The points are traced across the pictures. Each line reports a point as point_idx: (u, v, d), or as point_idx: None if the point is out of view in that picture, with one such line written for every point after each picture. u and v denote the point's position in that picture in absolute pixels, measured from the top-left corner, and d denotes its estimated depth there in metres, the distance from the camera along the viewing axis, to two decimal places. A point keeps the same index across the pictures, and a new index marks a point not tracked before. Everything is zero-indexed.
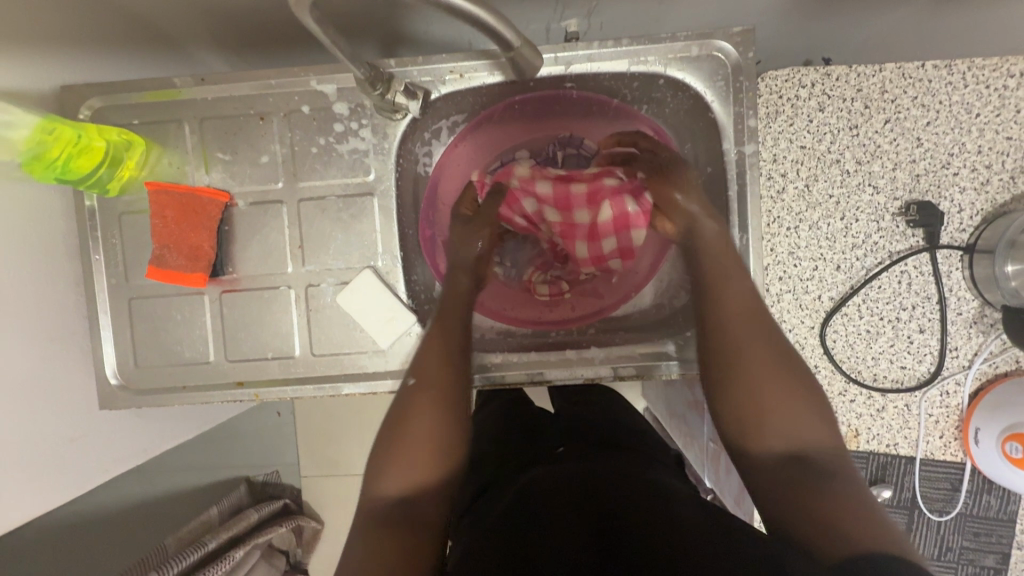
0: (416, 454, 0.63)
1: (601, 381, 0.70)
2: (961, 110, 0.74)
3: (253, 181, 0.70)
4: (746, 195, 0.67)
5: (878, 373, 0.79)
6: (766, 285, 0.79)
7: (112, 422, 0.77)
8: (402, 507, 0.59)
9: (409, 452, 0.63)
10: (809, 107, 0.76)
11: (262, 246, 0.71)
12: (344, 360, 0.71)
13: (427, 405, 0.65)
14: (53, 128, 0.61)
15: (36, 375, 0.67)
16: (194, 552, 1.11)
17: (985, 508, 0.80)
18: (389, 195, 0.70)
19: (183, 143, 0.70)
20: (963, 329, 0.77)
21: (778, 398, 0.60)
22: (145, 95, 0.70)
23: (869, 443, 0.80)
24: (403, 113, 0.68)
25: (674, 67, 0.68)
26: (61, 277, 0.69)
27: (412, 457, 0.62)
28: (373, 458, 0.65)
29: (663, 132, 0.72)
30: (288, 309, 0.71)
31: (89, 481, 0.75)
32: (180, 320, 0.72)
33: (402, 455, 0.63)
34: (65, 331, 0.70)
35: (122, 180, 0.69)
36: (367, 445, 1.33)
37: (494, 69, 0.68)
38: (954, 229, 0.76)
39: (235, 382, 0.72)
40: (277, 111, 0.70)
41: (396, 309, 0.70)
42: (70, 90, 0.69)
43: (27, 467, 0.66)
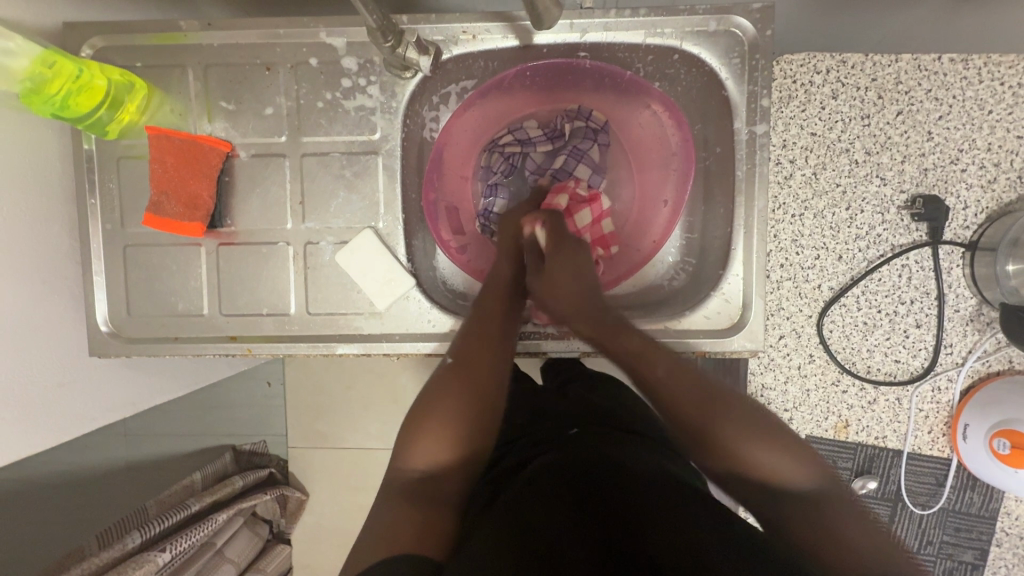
0: (448, 435, 0.62)
1: (597, 355, 0.69)
2: (974, 106, 0.74)
3: (256, 134, 0.69)
4: (754, 175, 0.67)
5: (872, 366, 0.79)
6: (767, 271, 0.79)
7: (100, 371, 0.76)
8: (429, 482, 0.59)
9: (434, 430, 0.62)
10: (823, 94, 0.75)
11: (262, 200, 0.70)
12: (339, 320, 0.70)
13: (455, 394, 0.64)
14: (52, 62, 0.59)
15: (26, 315, 0.65)
16: (177, 513, 1.10)
17: (967, 505, 0.80)
18: (394, 155, 0.69)
19: (186, 89, 0.69)
20: (959, 326, 0.77)
21: (725, 430, 0.57)
22: (149, 37, 0.68)
23: (858, 435, 0.81)
24: (413, 71, 0.67)
25: (689, 41, 0.67)
26: (54, 218, 0.68)
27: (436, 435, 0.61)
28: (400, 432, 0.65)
29: (675, 105, 0.71)
30: (286, 266, 0.70)
31: (78, 429, 0.74)
32: (175, 270, 0.71)
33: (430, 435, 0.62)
34: (55, 273, 0.69)
35: (121, 124, 0.68)
36: (356, 417, 1.32)
37: (509, 32, 0.67)
38: (958, 225, 0.76)
39: (228, 337, 0.71)
40: (284, 62, 0.68)
41: (395, 271, 0.69)
42: (72, 27, 0.67)
43: (15, 408, 0.65)
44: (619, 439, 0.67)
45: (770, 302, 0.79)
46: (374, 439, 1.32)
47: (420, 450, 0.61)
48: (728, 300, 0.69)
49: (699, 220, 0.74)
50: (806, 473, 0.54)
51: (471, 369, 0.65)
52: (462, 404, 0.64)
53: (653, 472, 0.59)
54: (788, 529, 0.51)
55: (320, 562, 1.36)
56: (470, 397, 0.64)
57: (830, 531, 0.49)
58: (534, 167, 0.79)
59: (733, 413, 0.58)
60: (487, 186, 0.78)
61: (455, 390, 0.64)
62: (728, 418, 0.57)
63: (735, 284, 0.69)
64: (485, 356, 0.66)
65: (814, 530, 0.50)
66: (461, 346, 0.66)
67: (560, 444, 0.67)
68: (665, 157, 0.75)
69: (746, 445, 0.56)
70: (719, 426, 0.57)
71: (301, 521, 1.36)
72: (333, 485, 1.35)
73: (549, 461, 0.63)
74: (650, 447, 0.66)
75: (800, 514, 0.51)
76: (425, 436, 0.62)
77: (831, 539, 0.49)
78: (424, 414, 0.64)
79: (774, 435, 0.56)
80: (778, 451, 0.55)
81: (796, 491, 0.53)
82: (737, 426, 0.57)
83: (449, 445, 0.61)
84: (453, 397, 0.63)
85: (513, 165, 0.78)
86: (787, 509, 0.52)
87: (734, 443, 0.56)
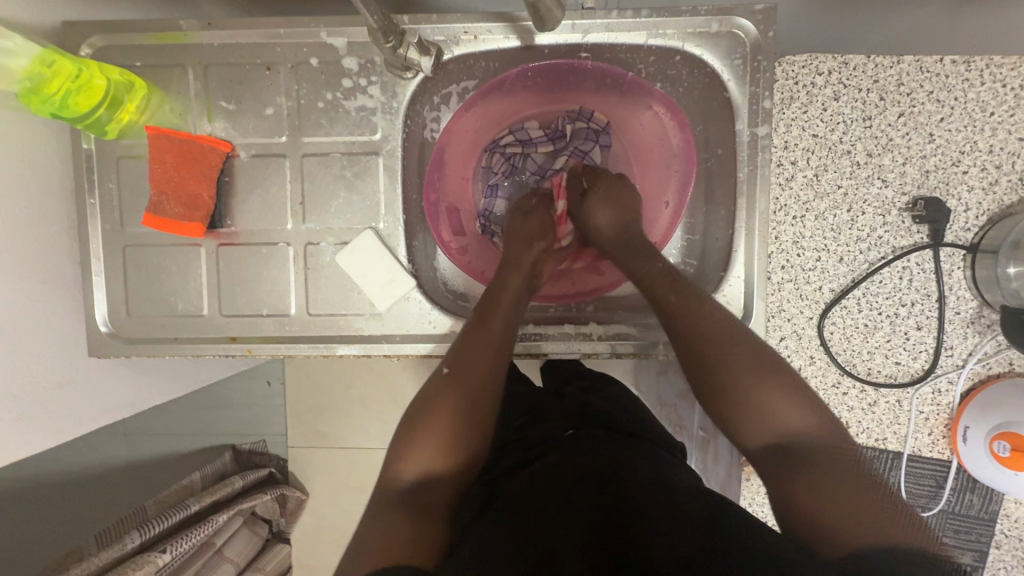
0: (440, 439, 0.61)
1: (598, 357, 0.70)
2: (976, 108, 0.74)
3: (257, 133, 0.69)
4: (756, 177, 0.66)
5: (872, 367, 0.79)
6: (768, 273, 0.79)
7: (100, 371, 0.76)
8: (420, 490, 0.59)
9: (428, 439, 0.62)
10: (825, 95, 0.75)
11: (263, 200, 0.70)
12: (339, 321, 0.70)
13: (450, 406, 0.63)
14: (52, 61, 0.59)
15: (25, 315, 0.65)
16: (177, 514, 1.10)
17: (967, 507, 0.80)
18: (395, 155, 0.69)
19: (186, 89, 0.69)
20: (960, 328, 0.77)
21: (745, 379, 0.59)
22: (149, 36, 0.68)
23: (858, 437, 0.81)
24: (414, 72, 0.66)
25: (691, 42, 0.67)
26: (53, 218, 0.68)
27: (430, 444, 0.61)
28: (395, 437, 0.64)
29: (677, 107, 0.71)
30: (286, 266, 0.70)
31: (77, 430, 0.74)
32: (174, 270, 0.71)
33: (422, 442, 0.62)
34: (54, 273, 0.69)
35: (120, 123, 0.67)
36: (356, 417, 1.32)
37: (511, 32, 0.67)
38: (959, 227, 0.76)
39: (228, 337, 0.71)
40: (285, 62, 0.68)
41: (396, 273, 0.69)
42: (71, 26, 0.67)
43: (14, 408, 0.64)
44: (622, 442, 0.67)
45: (771, 304, 0.79)
46: (374, 439, 1.32)
47: (411, 459, 0.61)
48: (730, 302, 0.69)
49: (701, 221, 0.74)
50: (813, 417, 0.57)
51: (468, 385, 0.64)
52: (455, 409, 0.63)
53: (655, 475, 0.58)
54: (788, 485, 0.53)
55: (320, 561, 1.36)
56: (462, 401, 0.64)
57: (835, 492, 0.50)
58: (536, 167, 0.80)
59: (747, 365, 0.60)
60: (488, 186, 0.79)
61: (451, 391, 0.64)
62: (736, 366, 0.60)
63: (736, 285, 0.69)
64: (484, 370, 0.65)
65: (800, 481, 0.52)
66: (459, 360, 0.65)
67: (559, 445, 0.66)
68: (667, 158, 0.75)
69: (757, 397, 0.58)
70: (736, 377, 0.60)
71: (301, 520, 1.36)
72: (333, 485, 1.35)
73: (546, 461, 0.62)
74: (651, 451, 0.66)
75: (800, 462, 0.54)
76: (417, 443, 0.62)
77: (835, 502, 0.49)
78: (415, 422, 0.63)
79: (788, 387, 0.59)
80: (787, 398, 0.58)
81: (803, 445, 0.55)
82: (756, 380, 0.59)
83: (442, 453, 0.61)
84: (448, 409, 0.63)
85: (514, 165, 0.79)
86: (794, 458, 0.55)
87: (750, 400, 0.59)
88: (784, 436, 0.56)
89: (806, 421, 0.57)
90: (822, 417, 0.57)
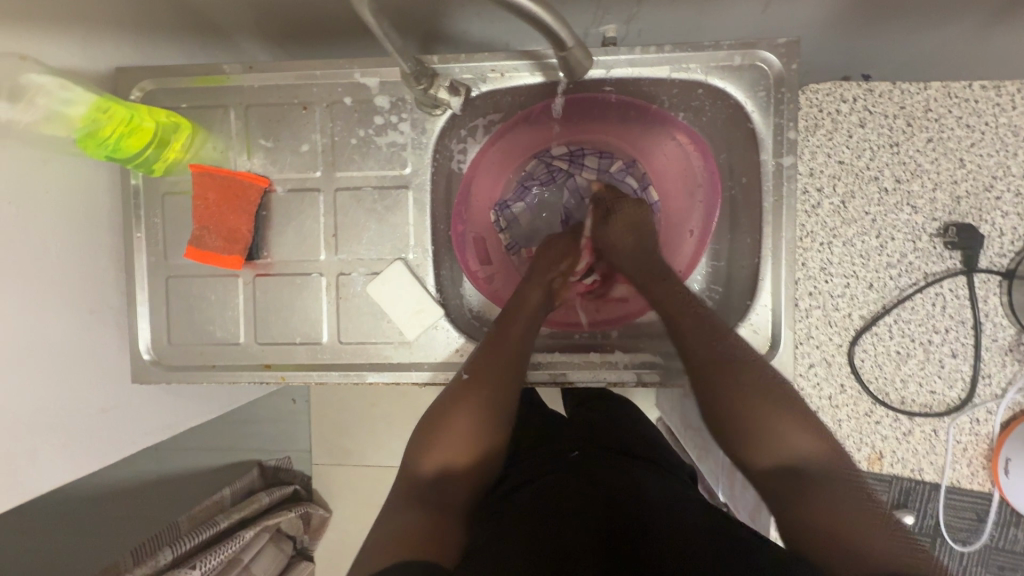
0: (456, 446, 0.65)
1: (624, 386, 0.70)
2: (1008, 132, 0.73)
3: (293, 169, 0.72)
4: (781, 206, 0.67)
5: (906, 397, 0.77)
6: (795, 300, 0.78)
7: (141, 395, 0.79)
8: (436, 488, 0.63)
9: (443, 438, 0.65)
10: (850, 122, 0.75)
11: (297, 233, 0.72)
12: (369, 349, 0.72)
13: (462, 414, 0.66)
14: (107, 107, 0.63)
15: (74, 344, 0.68)
16: (207, 530, 1.14)
17: (1011, 541, 0.80)
18: (424, 189, 0.71)
19: (227, 128, 0.72)
20: (997, 356, 0.75)
21: (760, 406, 0.60)
22: (193, 80, 0.72)
23: (892, 467, 0.79)
24: (443, 109, 0.69)
25: (715, 75, 0.68)
26: (102, 251, 0.72)
27: (444, 444, 0.64)
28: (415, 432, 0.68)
29: (700, 139, 0.72)
30: (318, 296, 0.72)
31: (119, 453, 0.76)
32: (213, 300, 0.74)
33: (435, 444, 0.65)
34: (102, 303, 0.72)
35: (167, 161, 0.71)
36: (380, 437, 1.33)
37: (536, 70, 0.69)
38: (994, 253, 0.74)
39: (263, 364, 0.73)
40: (320, 101, 0.71)
41: (424, 303, 0.71)
42: (123, 72, 0.71)
43: (61, 433, 0.68)
44: (625, 464, 0.69)
45: (799, 331, 0.78)
46: (398, 461, 1.33)
47: (427, 459, 0.64)
48: (756, 331, 0.69)
49: (725, 248, 0.74)
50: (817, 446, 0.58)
51: (482, 388, 0.67)
52: (473, 417, 0.66)
53: (664, 500, 0.60)
54: (798, 506, 0.54)
55: None
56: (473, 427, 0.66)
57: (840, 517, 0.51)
58: (575, 186, 0.82)
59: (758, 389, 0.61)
60: (521, 185, 0.82)
61: (465, 403, 0.66)
62: (761, 404, 0.60)
63: (763, 314, 0.69)
64: (498, 373, 0.67)
65: (810, 509, 0.53)
66: (477, 364, 0.67)
67: (559, 469, 0.69)
68: (692, 187, 0.75)
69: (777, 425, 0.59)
70: (747, 398, 0.60)
71: (324, 539, 1.36)
72: (357, 505, 1.35)
73: (545, 486, 0.65)
74: (656, 469, 0.69)
75: (810, 486, 0.55)
76: (435, 446, 0.64)
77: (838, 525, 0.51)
78: (433, 420, 0.66)
79: (803, 419, 0.60)
80: (799, 429, 0.58)
81: (806, 468, 0.56)
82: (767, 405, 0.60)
83: (457, 453, 0.64)
84: (463, 415, 0.66)
85: (555, 179, 0.82)
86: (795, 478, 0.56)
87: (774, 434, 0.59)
88: (788, 460, 0.58)
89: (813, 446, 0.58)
90: (825, 441, 0.59)
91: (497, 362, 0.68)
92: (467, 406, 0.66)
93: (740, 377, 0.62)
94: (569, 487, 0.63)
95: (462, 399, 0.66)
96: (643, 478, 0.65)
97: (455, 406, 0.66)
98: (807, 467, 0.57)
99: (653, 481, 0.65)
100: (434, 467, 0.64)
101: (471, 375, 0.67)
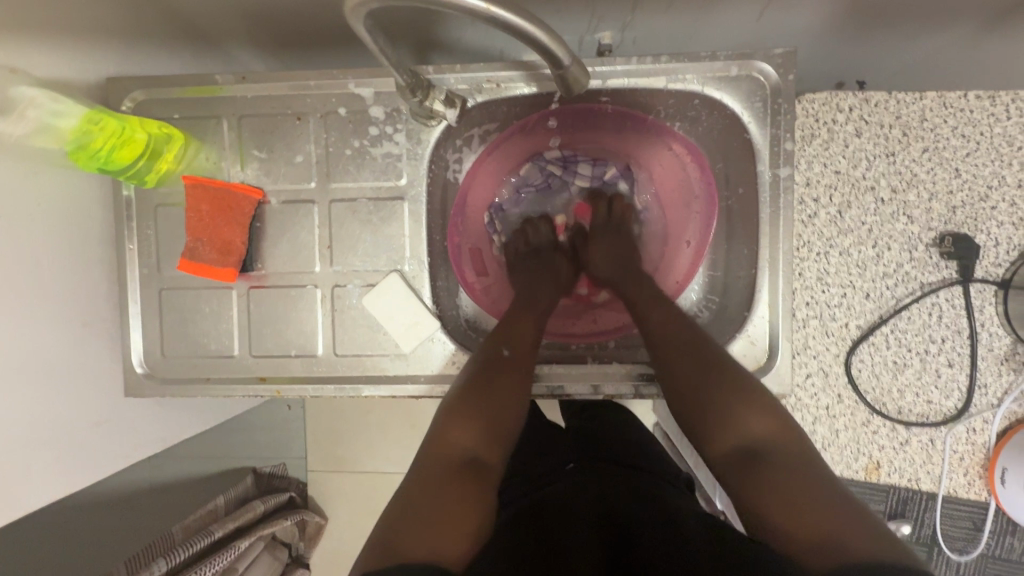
0: (488, 423, 0.64)
1: (622, 398, 0.70)
2: (1003, 142, 0.73)
3: (287, 180, 0.71)
4: (778, 217, 0.67)
5: (904, 407, 0.77)
6: (792, 309, 0.78)
7: (134, 407, 0.78)
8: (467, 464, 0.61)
9: (476, 414, 0.63)
10: (846, 132, 0.75)
11: (292, 244, 0.72)
12: (365, 361, 0.71)
13: (499, 390, 0.65)
14: (99, 119, 0.63)
15: (66, 358, 0.68)
16: (200, 540, 1.11)
17: (1008, 549, 0.80)
18: (419, 200, 0.71)
19: (220, 139, 0.72)
20: (993, 365, 0.75)
21: (719, 392, 0.60)
22: (186, 90, 0.71)
23: (889, 476, 0.79)
24: (438, 120, 0.68)
25: (711, 87, 0.68)
26: (95, 264, 0.71)
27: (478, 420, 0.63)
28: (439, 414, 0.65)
29: (697, 150, 0.71)
30: (313, 308, 0.72)
31: (112, 466, 0.76)
32: (207, 312, 0.73)
33: (471, 421, 0.63)
34: (94, 316, 0.71)
35: (159, 173, 0.70)
36: (376, 445, 1.33)
37: (532, 81, 0.68)
38: (989, 263, 0.75)
39: (258, 377, 0.72)
40: (314, 112, 0.70)
41: (420, 314, 0.70)
42: (114, 82, 0.71)
43: (54, 449, 0.67)
44: (622, 477, 0.68)
45: (796, 341, 0.78)
46: (394, 468, 1.32)
47: (459, 434, 0.62)
48: (754, 342, 0.68)
49: (722, 258, 0.74)
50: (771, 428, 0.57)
51: (519, 363, 0.67)
52: (510, 393, 0.66)
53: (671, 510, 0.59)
54: (739, 482, 0.54)
55: None
56: (490, 415, 0.64)
57: (798, 498, 0.50)
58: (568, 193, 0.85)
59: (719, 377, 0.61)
60: (516, 190, 0.84)
61: (504, 378, 0.66)
62: (723, 392, 0.60)
63: (761, 325, 0.68)
64: (528, 350, 0.69)
65: (757, 490, 0.53)
66: (511, 343, 0.69)
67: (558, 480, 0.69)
68: (689, 197, 0.75)
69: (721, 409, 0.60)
70: (707, 384, 0.61)
71: (320, 548, 1.35)
72: (353, 513, 1.34)
73: (552, 492, 0.65)
74: (654, 477, 0.69)
75: (764, 469, 0.54)
76: (463, 426, 0.63)
77: (794, 504, 0.50)
78: (467, 399, 0.64)
79: (763, 407, 0.59)
80: (754, 411, 0.58)
81: (767, 453, 0.55)
82: (728, 397, 0.60)
83: (484, 434, 0.63)
84: (500, 390, 0.65)
85: (550, 185, 0.84)
86: (744, 456, 0.56)
87: (731, 424, 0.58)
88: (750, 443, 0.57)
89: (768, 428, 0.57)
90: (787, 426, 0.57)
91: (527, 341, 0.70)
92: (504, 382, 0.66)
93: (690, 362, 0.63)
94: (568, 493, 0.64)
95: (501, 375, 0.66)
96: (644, 487, 0.65)
97: (490, 381, 0.65)
98: (763, 448, 0.56)
99: (654, 492, 0.64)
100: (467, 445, 0.62)
101: (511, 354, 0.68)
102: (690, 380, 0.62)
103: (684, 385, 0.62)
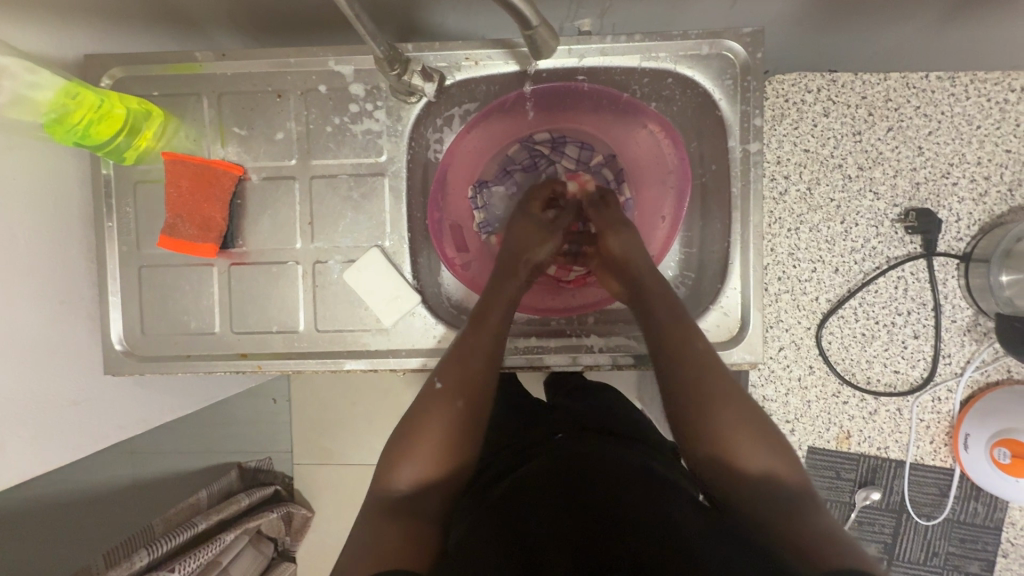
0: (430, 457, 0.60)
1: (599, 369, 0.72)
2: (963, 121, 0.76)
3: (268, 157, 0.72)
4: (748, 191, 0.69)
5: (872, 377, 0.80)
6: (765, 284, 0.80)
7: (113, 387, 0.78)
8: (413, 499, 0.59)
9: (416, 451, 0.60)
10: (815, 111, 0.78)
11: (273, 221, 0.72)
12: (346, 337, 0.72)
13: (434, 422, 0.62)
14: (76, 93, 0.62)
15: (44, 334, 0.67)
16: (185, 531, 1.10)
17: (972, 515, 0.81)
18: (400, 176, 0.72)
19: (201, 116, 0.72)
20: (956, 336, 0.78)
21: (724, 411, 0.59)
22: (166, 68, 0.71)
23: (859, 446, 0.82)
24: (418, 96, 0.69)
25: (683, 64, 0.70)
26: (73, 240, 0.71)
27: (420, 457, 0.60)
28: (385, 451, 0.63)
29: (671, 126, 0.73)
30: (294, 284, 0.72)
31: (91, 446, 0.75)
32: (188, 289, 0.73)
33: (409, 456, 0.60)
34: (73, 294, 0.71)
35: (138, 150, 0.70)
36: (361, 434, 1.32)
37: (509, 58, 0.71)
38: (951, 237, 0.78)
39: (239, 354, 0.73)
40: (294, 89, 0.71)
41: (402, 289, 0.71)
42: (93, 59, 0.71)
43: (31, 426, 0.66)
44: (603, 444, 0.67)
45: (769, 314, 0.81)
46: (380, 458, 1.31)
47: (400, 474, 0.59)
48: (727, 313, 0.70)
49: (697, 234, 0.76)
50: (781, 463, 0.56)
51: (453, 392, 0.63)
52: (447, 424, 0.62)
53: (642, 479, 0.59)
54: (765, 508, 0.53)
55: None
56: (440, 440, 0.61)
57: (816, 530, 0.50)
58: (554, 176, 0.82)
59: (720, 394, 0.60)
60: (503, 169, 0.81)
61: (438, 409, 0.62)
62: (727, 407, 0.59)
63: (733, 297, 0.70)
64: (470, 375, 0.64)
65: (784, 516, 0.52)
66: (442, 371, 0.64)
67: (539, 455, 0.67)
68: (664, 174, 0.76)
69: (738, 440, 0.57)
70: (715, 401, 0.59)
71: (306, 539, 1.35)
72: (338, 502, 1.34)
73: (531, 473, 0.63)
74: (637, 443, 0.69)
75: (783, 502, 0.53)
76: (401, 461, 0.60)
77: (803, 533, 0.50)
78: (404, 436, 0.62)
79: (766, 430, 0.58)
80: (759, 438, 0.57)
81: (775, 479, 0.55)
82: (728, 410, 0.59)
83: (429, 465, 0.60)
84: (437, 422, 0.61)
85: (536, 166, 0.81)
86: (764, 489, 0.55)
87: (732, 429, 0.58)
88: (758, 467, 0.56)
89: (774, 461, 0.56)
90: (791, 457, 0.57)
91: (470, 366, 0.64)
92: (441, 415, 0.62)
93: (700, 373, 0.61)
94: (551, 477, 0.61)
95: (436, 408, 0.62)
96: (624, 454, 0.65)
97: (425, 415, 0.62)
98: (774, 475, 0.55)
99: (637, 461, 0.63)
100: (413, 481, 0.59)
101: (442, 382, 0.63)
102: (693, 397, 0.60)
103: (689, 385, 0.61)
